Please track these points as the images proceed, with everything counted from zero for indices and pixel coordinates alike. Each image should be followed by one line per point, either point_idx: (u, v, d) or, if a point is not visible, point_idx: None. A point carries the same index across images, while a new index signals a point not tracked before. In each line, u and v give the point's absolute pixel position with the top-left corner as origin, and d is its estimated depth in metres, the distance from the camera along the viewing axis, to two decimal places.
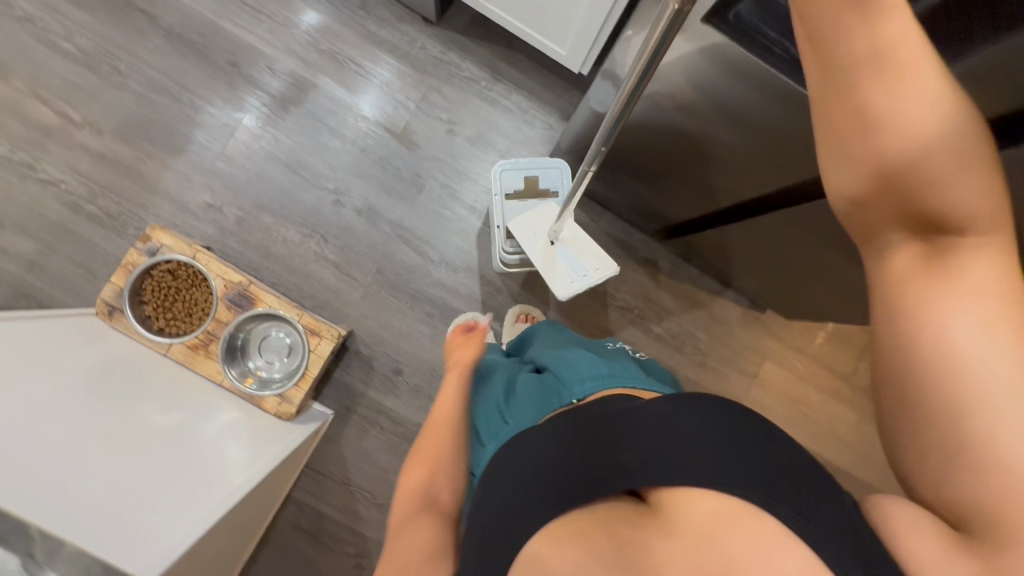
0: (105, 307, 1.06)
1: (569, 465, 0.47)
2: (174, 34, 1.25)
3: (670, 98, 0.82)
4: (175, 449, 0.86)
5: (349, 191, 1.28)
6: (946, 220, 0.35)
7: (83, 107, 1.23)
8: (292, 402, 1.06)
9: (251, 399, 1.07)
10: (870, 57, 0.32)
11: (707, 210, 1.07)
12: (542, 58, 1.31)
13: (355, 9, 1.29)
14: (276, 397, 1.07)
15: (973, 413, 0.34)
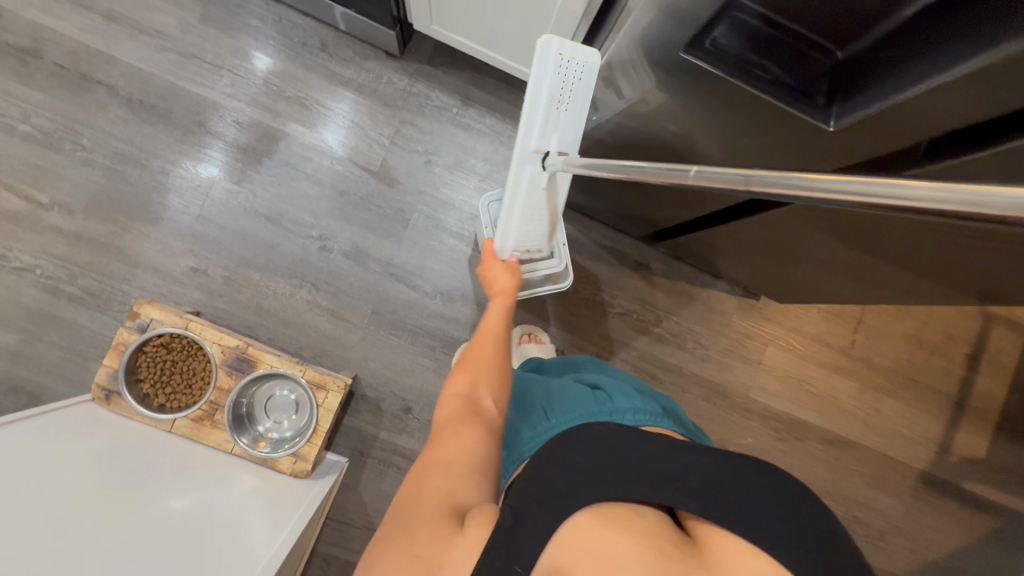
0: (100, 392, 1.02)
1: (633, 460, 0.50)
2: (135, 101, 1.23)
3: (646, 113, 0.83)
4: (198, 532, 0.83)
5: (334, 235, 1.26)
6: None
7: (50, 189, 1.19)
8: (307, 459, 1.04)
9: (264, 463, 1.05)
10: None
11: (696, 211, 1.08)
12: (510, 79, 1.31)
13: (316, 51, 1.28)
14: (290, 456, 1.05)
15: None
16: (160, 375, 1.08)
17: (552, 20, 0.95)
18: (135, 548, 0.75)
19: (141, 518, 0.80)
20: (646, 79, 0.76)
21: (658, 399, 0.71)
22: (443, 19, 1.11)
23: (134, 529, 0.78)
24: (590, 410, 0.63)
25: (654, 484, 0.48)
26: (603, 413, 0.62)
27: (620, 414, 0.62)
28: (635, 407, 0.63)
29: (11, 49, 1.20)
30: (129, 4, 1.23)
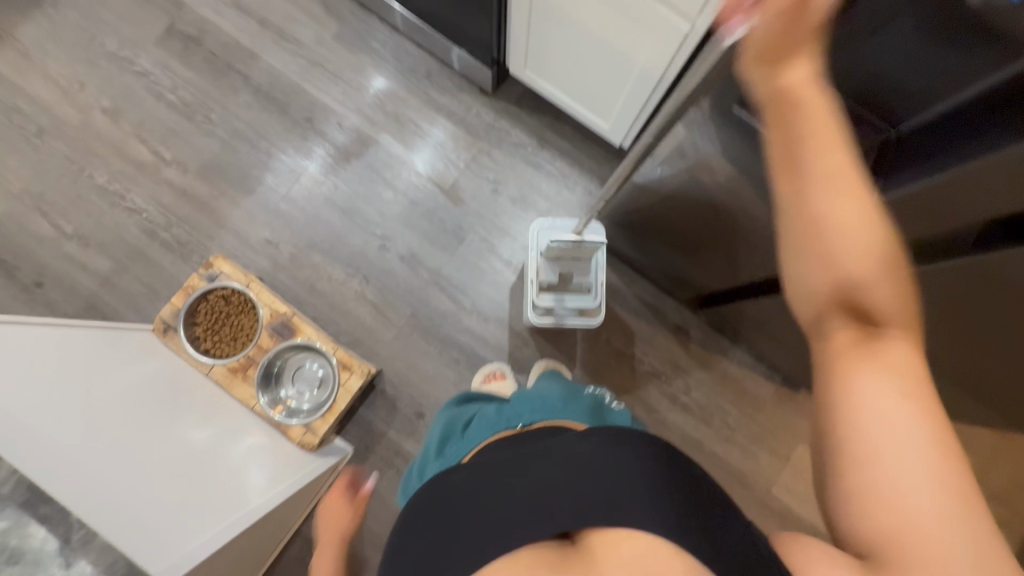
0: (161, 324, 1.14)
1: (495, 502, 0.50)
2: (262, 93, 1.42)
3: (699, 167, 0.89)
4: (203, 462, 0.88)
5: (395, 238, 1.37)
6: (866, 316, 0.45)
7: (175, 148, 1.39)
8: (316, 433, 1.10)
9: (276, 425, 1.11)
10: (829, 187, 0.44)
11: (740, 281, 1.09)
12: (588, 132, 1.41)
13: (420, 78, 1.44)
14: (302, 426, 1.10)
15: (870, 449, 0.42)
16: (213, 322, 1.16)
17: (633, 83, 1.04)
18: (149, 451, 0.80)
19: (165, 434, 0.85)
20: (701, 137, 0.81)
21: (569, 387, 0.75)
22: (537, 66, 1.22)
23: (157, 437, 0.84)
24: (489, 425, 0.67)
25: (519, 518, 0.48)
26: (505, 421, 0.67)
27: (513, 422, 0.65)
28: (535, 408, 0.68)
29: (180, 34, 1.44)
30: (281, 15, 1.45)
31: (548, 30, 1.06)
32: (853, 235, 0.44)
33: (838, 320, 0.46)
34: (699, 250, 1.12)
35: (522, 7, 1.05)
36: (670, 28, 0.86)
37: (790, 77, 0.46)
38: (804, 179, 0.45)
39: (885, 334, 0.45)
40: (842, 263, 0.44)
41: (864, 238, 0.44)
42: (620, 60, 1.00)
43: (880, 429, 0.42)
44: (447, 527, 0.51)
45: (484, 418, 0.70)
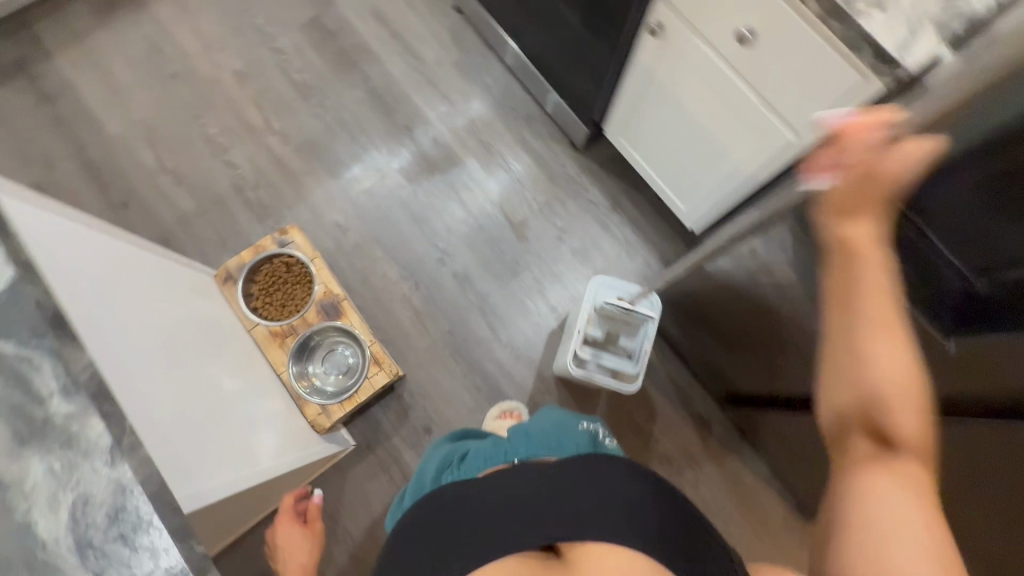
0: (223, 272, 1.19)
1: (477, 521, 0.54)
2: (374, 93, 1.53)
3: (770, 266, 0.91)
4: (231, 411, 0.90)
5: (454, 255, 1.41)
6: (896, 429, 0.44)
7: (283, 121, 1.50)
8: (330, 417, 1.12)
9: (295, 399, 1.13)
10: (878, 290, 0.46)
11: (774, 389, 1.09)
12: (661, 208, 1.45)
13: (520, 118, 1.53)
14: (319, 406, 1.12)
15: (880, 548, 0.41)
16: (269, 285, 1.22)
17: (723, 178, 1.08)
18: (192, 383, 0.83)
19: (209, 375, 0.89)
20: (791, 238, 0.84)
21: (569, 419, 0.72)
22: (631, 138, 1.28)
23: (200, 373, 0.87)
24: (486, 455, 0.66)
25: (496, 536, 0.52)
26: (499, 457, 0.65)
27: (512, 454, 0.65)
28: (531, 443, 0.66)
29: (320, 25, 1.57)
30: (412, 32, 1.58)
31: (654, 110, 1.13)
32: (890, 349, 0.45)
33: (857, 431, 0.46)
34: (744, 350, 1.12)
35: (637, 85, 1.12)
36: (776, 137, 0.91)
37: (857, 225, 0.49)
38: (846, 290, 0.48)
39: (904, 446, 0.44)
40: (886, 379, 0.45)
41: (905, 360, 0.45)
42: (717, 154, 1.05)
43: (882, 527, 0.42)
44: (442, 536, 0.54)
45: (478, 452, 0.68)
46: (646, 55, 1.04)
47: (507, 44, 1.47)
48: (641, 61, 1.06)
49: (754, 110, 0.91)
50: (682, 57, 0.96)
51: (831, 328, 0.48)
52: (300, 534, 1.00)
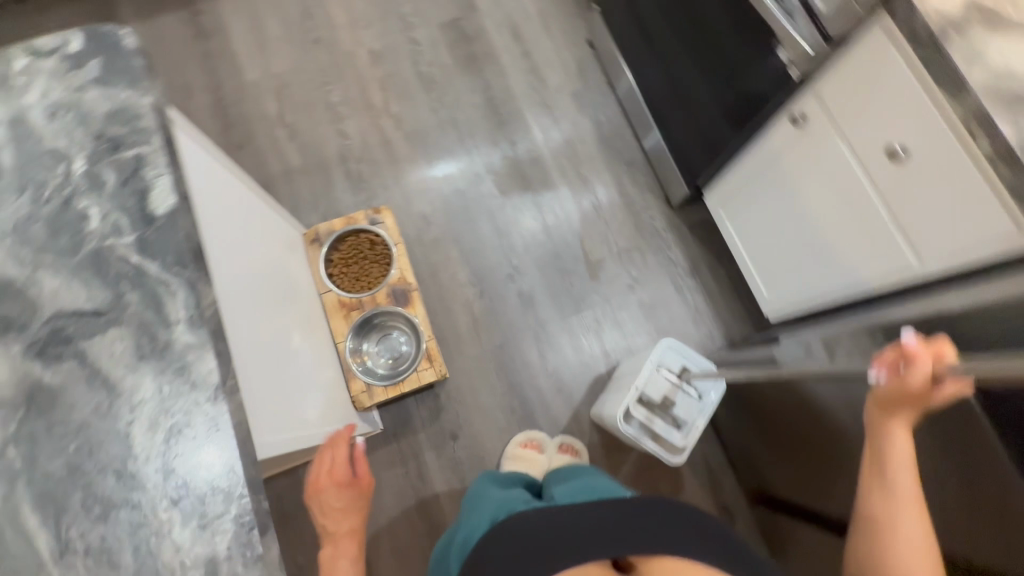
0: (312, 234, 1.24)
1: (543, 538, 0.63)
2: (492, 102, 1.57)
3: (850, 390, 0.89)
4: (295, 369, 0.94)
5: (524, 275, 1.43)
6: None
7: (401, 106, 1.56)
8: (372, 398, 1.16)
9: (347, 371, 1.16)
10: (900, 487, 0.60)
11: (804, 500, 1.06)
12: (739, 286, 1.43)
13: (622, 161, 1.54)
14: (365, 384, 1.16)
15: None
16: (349, 257, 1.26)
17: (820, 279, 1.06)
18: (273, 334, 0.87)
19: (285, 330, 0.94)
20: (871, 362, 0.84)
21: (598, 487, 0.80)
22: (733, 211, 1.27)
23: (279, 327, 0.91)
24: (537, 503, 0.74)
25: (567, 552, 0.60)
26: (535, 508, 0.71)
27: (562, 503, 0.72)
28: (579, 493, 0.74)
29: (459, 26, 1.63)
30: (543, 54, 1.62)
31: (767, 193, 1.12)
32: (919, 529, 0.58)
33: None
34: (789, 458, 1.10)
35: (756, 164, 1.11)
36: (896, 256, 0.89)
37: (893, 434, 0.61)
38: (880, 477, 0.61)
39: None
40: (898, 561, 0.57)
41: (923, 553, 0.57)
42: (821, 254, 1.03)
43: None
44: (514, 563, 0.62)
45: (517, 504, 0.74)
46: (776, 140, 1.04)
47: (631, 88, 1.49)
48: (768, 143, 1.06)
49: (877, 224, 0.90)
50: (815, 153, 0.96)
51: (860, 507, 0.62)
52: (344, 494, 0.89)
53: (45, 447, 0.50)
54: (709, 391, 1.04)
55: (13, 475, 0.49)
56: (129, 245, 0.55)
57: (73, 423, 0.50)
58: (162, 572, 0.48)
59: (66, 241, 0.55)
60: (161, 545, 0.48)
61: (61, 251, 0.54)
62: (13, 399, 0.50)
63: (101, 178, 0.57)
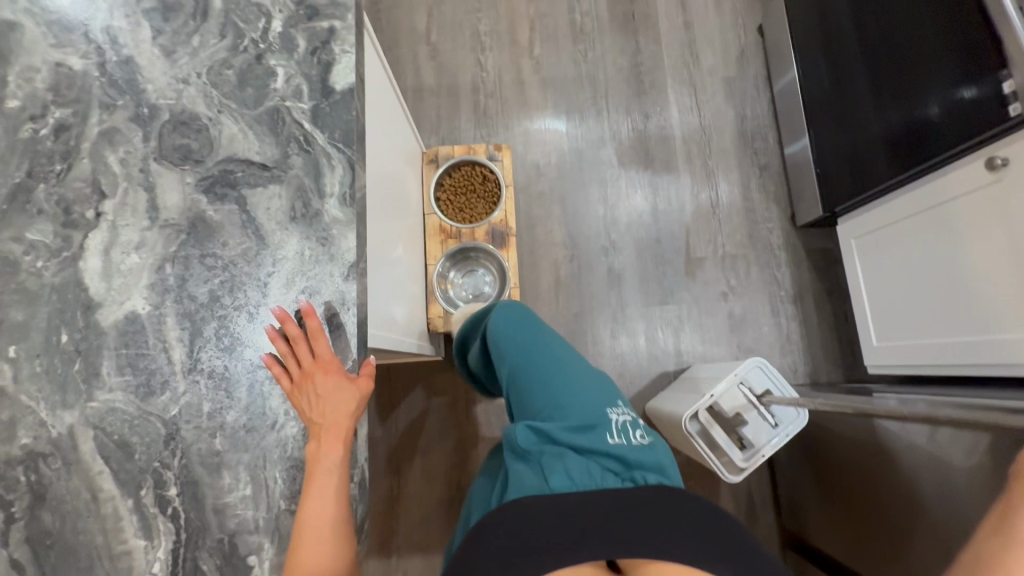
0: (432, 155, 1.27)
1: (520, 542, 0.46)
2: (637, 68, 1.49)
3: (945, 469, 0.84)
4: (399, 278, 0.97)
5: (619, 253, 1.39)
6: None
7: (544, 50, 1.51)
8: (446, 324, 1.18)
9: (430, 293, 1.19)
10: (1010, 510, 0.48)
11: (847, 557, 1.05)
12: (840, 328, 1.33)
13: (756, 165, 1.43)
14: (443, 310, 1.19)
15: None
16: (460, 186, 1.27)
17: (951, 343, 0.97)
18: (391, 241, 0.90)
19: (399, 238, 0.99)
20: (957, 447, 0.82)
21: (596, 407, 0.65)
22: (867, 246, 1.17)
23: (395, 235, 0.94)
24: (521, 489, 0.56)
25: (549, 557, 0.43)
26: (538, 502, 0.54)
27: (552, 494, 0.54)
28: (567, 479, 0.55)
29: None
30: (704, 31, 1.51)
31: (917, 235, 1.02)
32: None
33: None
34: (846, 517, 1.06)
35: (918, 201, 1.01)
36: None
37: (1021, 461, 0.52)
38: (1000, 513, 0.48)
39: None
40: None
41: None
42: (961, 317, 0.94)
43: None
44: (513, 540, 0.46)
45: (516, 480, 0.58)
46: (958, 180, 0.93)
47: (791, 89, 1.36)
48: (945, 181, 0.95)
49: None
50: (1004, 205, 0.85)
51: (970, 543, 0.48)
52: (338, 382, 0.50)
53: (194, 273, 0.54)
54: (787, 422, 0.98)
55: (165, 289, 0.53)
56: (303, 111, 0.58)
57: (223, 259, 0.54)
58: (267, 416, 0.52)
59: (251, 93, 0.58)
60: (271, 392, 0.53)
61: (245, 101, 0.57)
62: (178, 222, 0.55)
63: (294, 42, 0.59)
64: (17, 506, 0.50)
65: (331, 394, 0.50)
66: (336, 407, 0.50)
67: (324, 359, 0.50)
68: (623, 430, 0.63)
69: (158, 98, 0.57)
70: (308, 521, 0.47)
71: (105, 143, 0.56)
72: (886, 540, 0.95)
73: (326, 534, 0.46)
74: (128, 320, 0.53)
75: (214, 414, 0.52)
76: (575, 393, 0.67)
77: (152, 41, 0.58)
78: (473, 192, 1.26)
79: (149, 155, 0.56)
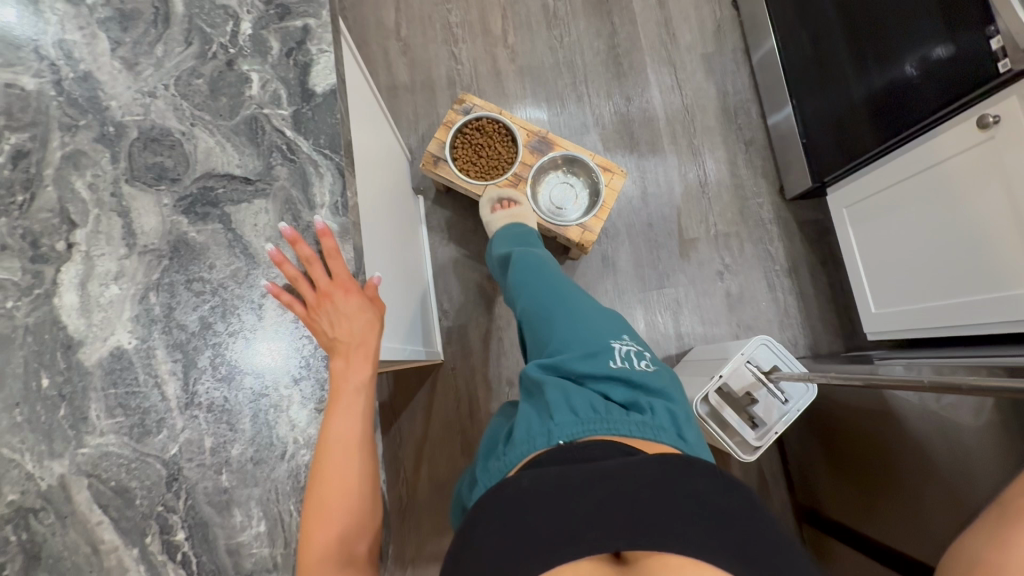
0: (431, 158, 1.14)
1: (517, 531, 0.39)
2: (614, 51, 1.47)
3: (952, 429, 0.86)
4: (398, 283, 0.94)
5: (611, 240, 1.37)
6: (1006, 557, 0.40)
7: (518, 38, 1.47)
8: (594, 231, 1.13)
9: (553, 230, 1.14)
10: None
11: (855, 523, 1.07)
12: (835, 299, 1.34)
13: (742, 141, 1.42)
14: (578, 227, 1.13)
15: None
16: (472, 152, 1.18)
17: (956, 305, 0.97)
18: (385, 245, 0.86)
19: (394, 242, 0.95)
20: (962, 409, 0.84)
21: (603, 335, 0.64)
22: (860, 214, 1.16)
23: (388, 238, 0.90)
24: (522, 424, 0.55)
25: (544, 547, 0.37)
26: (542, 435, 0.52)
27: (558, 432, 0.52)
28: (573, 416, 0.53)
29: None
30: (678, 9, 1.49)
31: (908, 199, 1.02)
32: None
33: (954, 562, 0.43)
34: (855, 485, 1.07)
35: (909, 164, 1.00)
36: None
37: None
38: None
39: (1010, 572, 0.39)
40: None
41: None
42: (964, 277, 0.94)
43: None
44: (510, 530, 0.39)
45: (522, 420, 0.56)
46: (951, 139, 0.92)
47: (770, 61, 1.35)
48: (937, 142, 0.95)
49: None
50: (1000, 161, 0.85)
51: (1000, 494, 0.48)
52: (360, 303, 0.51)
53: (181, 300, 0.50)
54: (798, 396, 0.97)
55: (151, 320, 0.50)
56: (284, 118, 0.54)
57: (211, 282, 0.51)
58: (275, 445, 0.49)
59: (225, 102, 0.54)
60: (277, 419, 0.50)
61: (220, 112, 0.53)
62: (159, 247, 0.51)
63: (266, 44, 0.55)
64: (11, 569, 0.46)
65: (355, 309, 0.51)
66: (359, 328, 0.50)
67: (342, 278, 0.51)
68: (629, 356, 0.62)
69: (124, 115, 0.53)
70: (334, 434, 0.47)
71: (69, 168, 0.51)
72: (893, 502, 0.96)
73: (352, 444, 0.47)
74: (114, 357, 0.49)
75: (217, 449, 0.48)
76: (584, 321, 0.67)
77: (111, 53, 0.53)
78: (486, 145, 1.18)
79: (120, 177, 0.52)
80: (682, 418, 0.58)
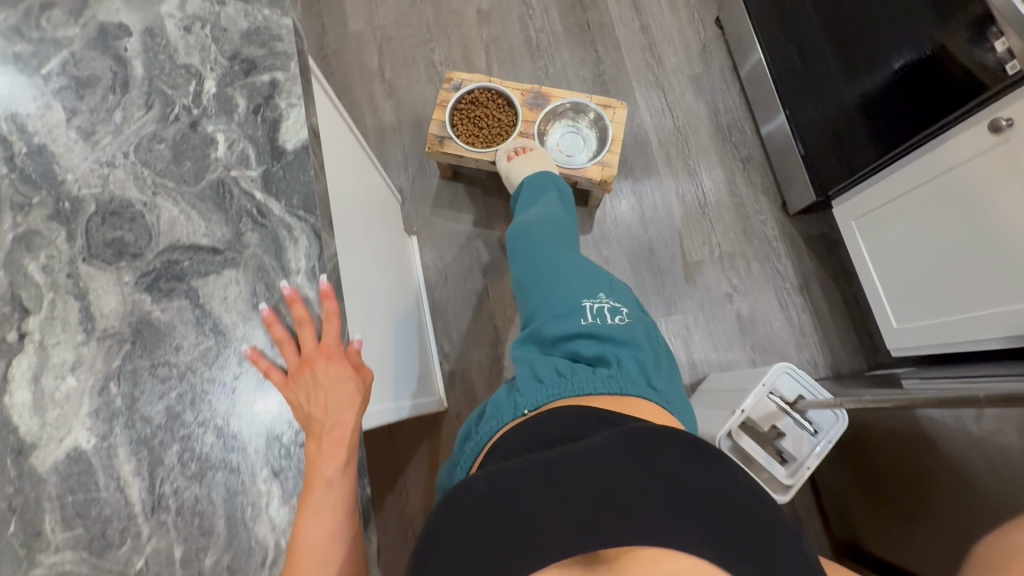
0: (434, 139, 1.11)
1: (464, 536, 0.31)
2: (600, 78, 1.45)
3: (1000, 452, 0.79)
4: (392, 333, 0.89)
5: (612, 268, 1.32)
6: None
7: (503, 73, 1.46)
8: (613, 166, 1.09)
9: (571, 176, 1.10)
10: None
11: (896, 558, 0.99)
12: (851, 313, 1.28)
13: (738, 159, 1.39)
14: (596, 165, 1.10)
15: None
16: (473, 125, 1.15)
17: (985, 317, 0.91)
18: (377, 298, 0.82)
19: (385, 288, 0.91)
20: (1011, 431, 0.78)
21: (575, 294, 0.60)
22: (870, 226, 1.12)
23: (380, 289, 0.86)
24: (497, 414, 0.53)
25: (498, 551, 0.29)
26: (510, 408, 0.52)
27: (524, 402, 0.51)
28: (541, 388, 0.52)
29: None
30: (662, 33, 1.48)
31: (921, 207, 0.98)
32: None
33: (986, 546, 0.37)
34: (893, 516, 0.99)
35: (920, 172, 0.96)
36: None
37: None
38: None
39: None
40: None
41: None
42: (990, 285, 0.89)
43: None
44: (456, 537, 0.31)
45: (495, 402, 0.56)
46: (965, 144, 0.88)
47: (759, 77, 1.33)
48: (946, 147, 0.91)
49: None
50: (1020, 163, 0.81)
51: None
52: (340, 374, 0.46)
53: (146, 388, 0.45)
54: (829, 426, 0.91)
55: (112, 413, 0.44)
56: (253, 179, 0.50)
57: (178, 365, 0.46)
58: (254, 550, 0.44)
59: (189, 167, 0.50)
60: (255, 518, 0.44)
61: (184, 178, 0.49)
62: (120, 330, 0.46)
63: (232, 102, 0.51)
64: None
65: (332, 387, 0.45)
66: (338, 403, 0.45)
67: (327, 345, 0.47)
68: (603, 311, 0.58)
69: (81, 189, 0.48)
70: (305, 533, 0.42)
71: (21, 250, 0.47)
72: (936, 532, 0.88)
73: (326, 540, 0.42)
74: (71, 460, 0.44)
75: (189, 559, 0.43)
76: (559, 283, 0.62)
77: (67, 124, 0.50)
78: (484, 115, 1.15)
79: (77, 256, 0.47)
80: (653, 366, 0.55)
